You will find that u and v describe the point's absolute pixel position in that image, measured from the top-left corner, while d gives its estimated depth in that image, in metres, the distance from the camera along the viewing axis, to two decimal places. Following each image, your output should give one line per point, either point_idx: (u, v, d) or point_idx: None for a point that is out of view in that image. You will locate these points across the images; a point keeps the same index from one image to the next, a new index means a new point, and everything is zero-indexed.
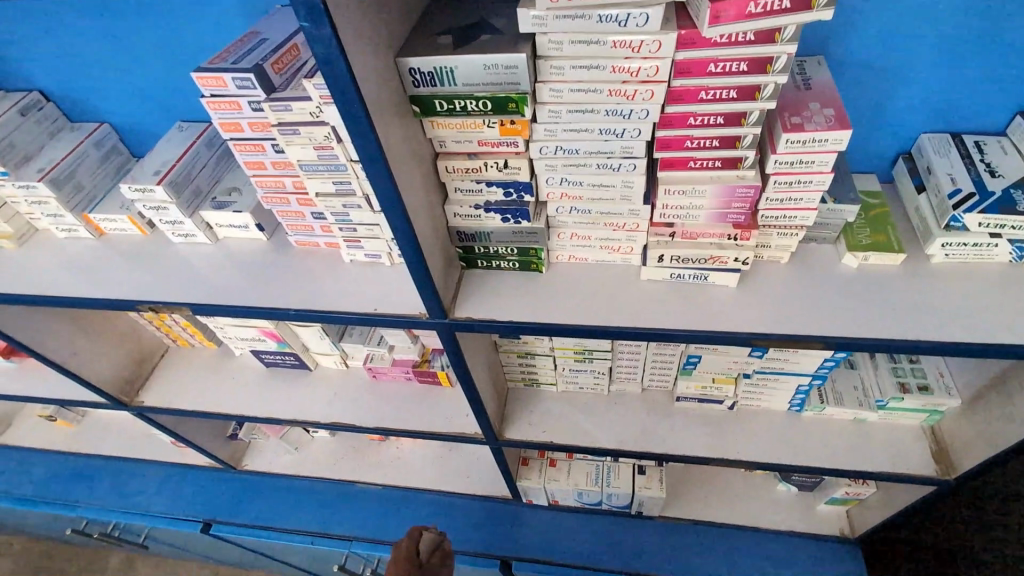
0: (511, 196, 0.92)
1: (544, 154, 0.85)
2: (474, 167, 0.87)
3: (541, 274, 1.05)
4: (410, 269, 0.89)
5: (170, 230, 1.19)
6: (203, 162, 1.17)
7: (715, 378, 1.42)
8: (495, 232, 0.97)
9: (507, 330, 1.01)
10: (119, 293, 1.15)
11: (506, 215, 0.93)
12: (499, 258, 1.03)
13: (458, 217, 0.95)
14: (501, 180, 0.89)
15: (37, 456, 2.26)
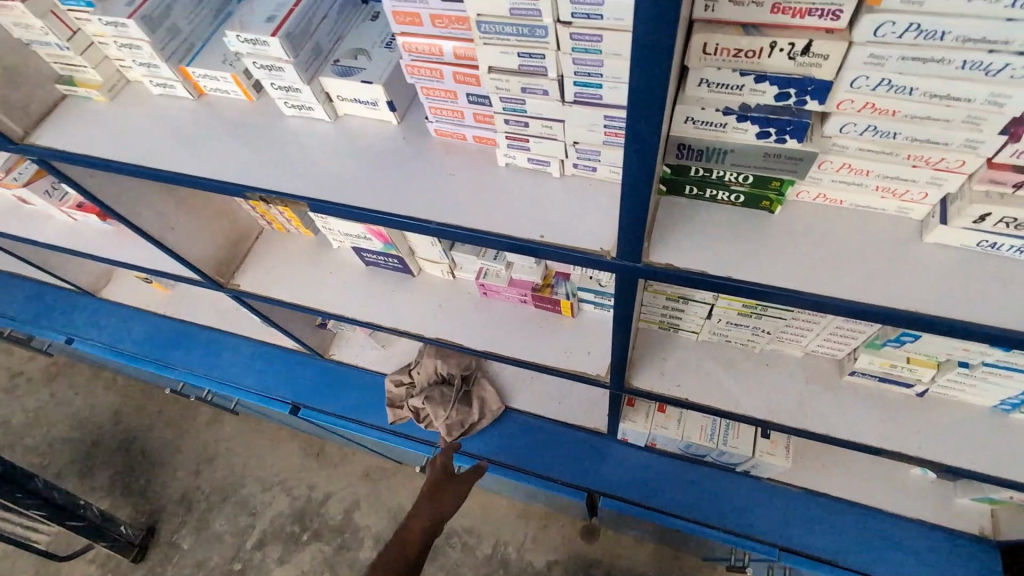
0: (787, 99, 0.66)
1: (879, 36, 0.57)
2: (751, 50, 0.61)
3: (772, 216, 0.78)
4: (623, 193, 0.64)
5: (283, 98, 0.95)
6: (326, 9, 0.90)
7: (911, 359, 1.15)
8: (734, 150, 0.72)
9: (717, 288, 0.76)
10: (221, 171, 0.95)
11: (768, 127, 0.68)
12: (720, 186, 0.77)
13: (693, 125, 0.71)
14: (787, 73, 0.63)
15: (135, 313, 2.29)
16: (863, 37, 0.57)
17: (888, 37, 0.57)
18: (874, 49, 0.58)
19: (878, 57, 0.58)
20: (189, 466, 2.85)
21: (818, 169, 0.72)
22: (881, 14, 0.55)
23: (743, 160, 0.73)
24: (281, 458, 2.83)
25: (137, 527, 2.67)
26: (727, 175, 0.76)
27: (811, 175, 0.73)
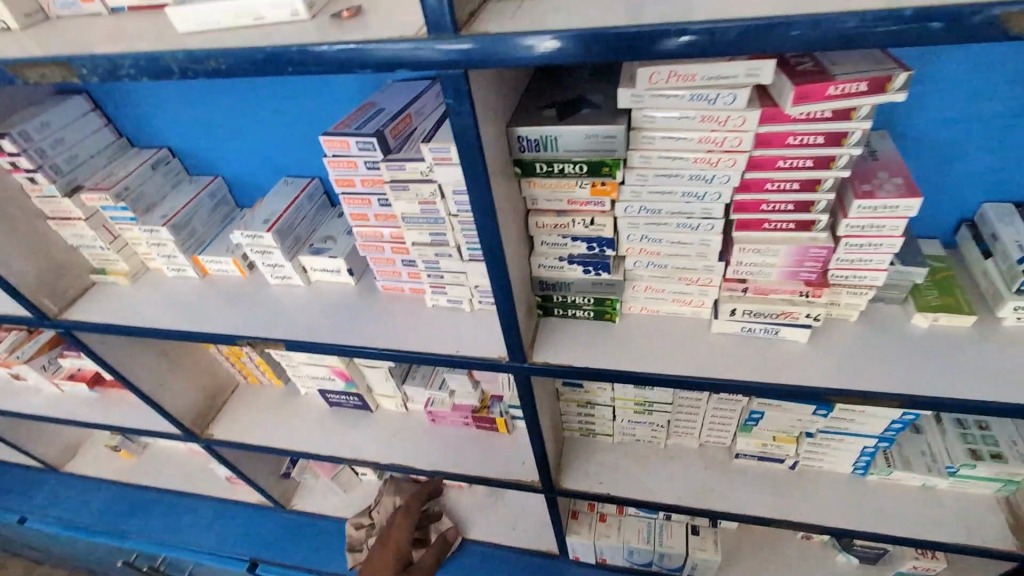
0: (593, 250, 1.00)
1: (628, 212, 0.93)
2: (562, 222, 0.96)
3: (614, 324, 1.12)
4: (500, 314, 0.97)
5: (270, 273, 1.30)
6: (304, 212, 1.30)
7: (777, 437, 1.43)
8: (575, 282, 1.06)
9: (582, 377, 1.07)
10: (220, 328, 1.26)
11: (588, 266, 1.02)
12: (575, 307, 1.11)
13: (542, 267, 1.04)
14: (587, 234, 0.97)
15: (98, 484, 2.34)
16: (620, 212, 0.93)
17: (633, 212, 0.93)
18: (629, 219, 0.94)
19: (632, 223, 0.95)
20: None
21: (631, 291, 1.08)
22: (621, 200, 0.92)
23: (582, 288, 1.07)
24: None
25: None
26: (577, 299, 1.09)
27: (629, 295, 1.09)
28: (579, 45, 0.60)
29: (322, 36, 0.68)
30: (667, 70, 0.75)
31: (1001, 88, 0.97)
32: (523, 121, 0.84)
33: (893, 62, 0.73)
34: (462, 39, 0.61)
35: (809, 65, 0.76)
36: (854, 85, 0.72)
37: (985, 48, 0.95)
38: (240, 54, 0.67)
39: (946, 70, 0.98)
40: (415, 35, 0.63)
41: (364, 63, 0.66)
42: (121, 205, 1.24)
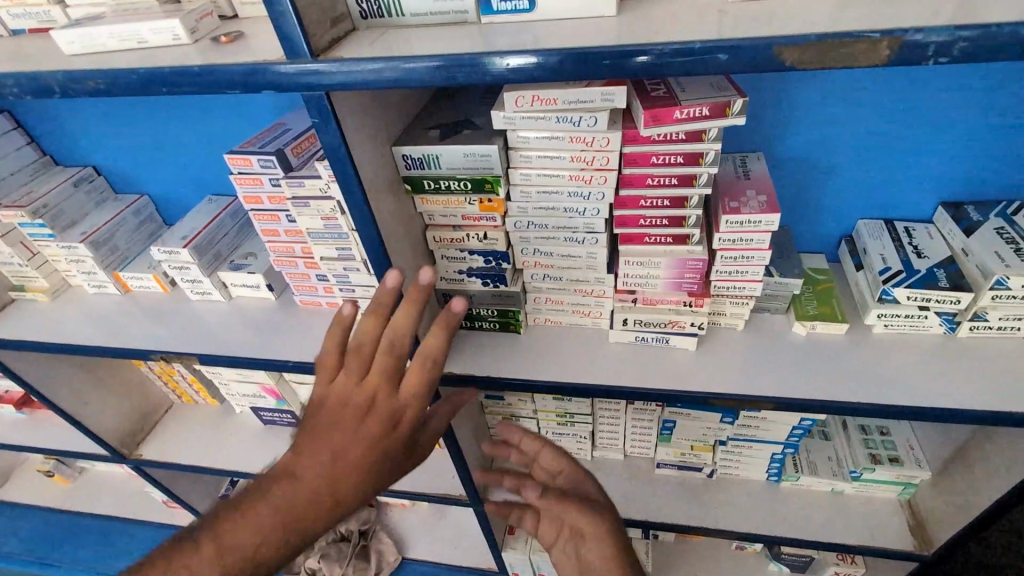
0: (490, 264, 1.05)
1: (518, 226, 0.99)
2: (457, 237, 1.01)
3: (520, 335, 1.16)
4: None
5: (190, 288, 1.32)
6: (226, 229, 1.33)
7: (694, 446, 1.47)
8: (476, 295, 1.10)
9: (484, 386, 1.11)
10: (135, 343, 1.26)
11: (486, 279, 1.06)
12: (481, 319, 1.15)
13: (444, 280, 1.09)
14: (482, 249, 1.02)
15: (28, 512, 2.26)
16: (511, 227, 0.99)
17: (523, 227, 0.99)
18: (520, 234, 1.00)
19: (524, 238, 1.00)
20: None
21: (533, 303, 1.13)
22: (511, 215, 0.97)
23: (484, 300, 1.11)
24: None
25: None
26: (482, 312, 1.14)
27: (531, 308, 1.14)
28: (425, 70, 0.67)
29: (199, 58, 0.73)
30: (531, 94, 0.81)
31: (858, 115, 1.07)
32: (406, 142, 0.90)
33: (733, 89, 0.81)
34: (317, 62, 0.68)
35: (661, 91, 0.83)
36: (696, 110, 0.80)
37: (842, 77, 1.03)
38: (122, 75, 0.72)
39: (810, 97, 1.06)
40: (277, 58, 0.70)
41: (236, 83, 0.71)
42: (38, 222, 1.25)
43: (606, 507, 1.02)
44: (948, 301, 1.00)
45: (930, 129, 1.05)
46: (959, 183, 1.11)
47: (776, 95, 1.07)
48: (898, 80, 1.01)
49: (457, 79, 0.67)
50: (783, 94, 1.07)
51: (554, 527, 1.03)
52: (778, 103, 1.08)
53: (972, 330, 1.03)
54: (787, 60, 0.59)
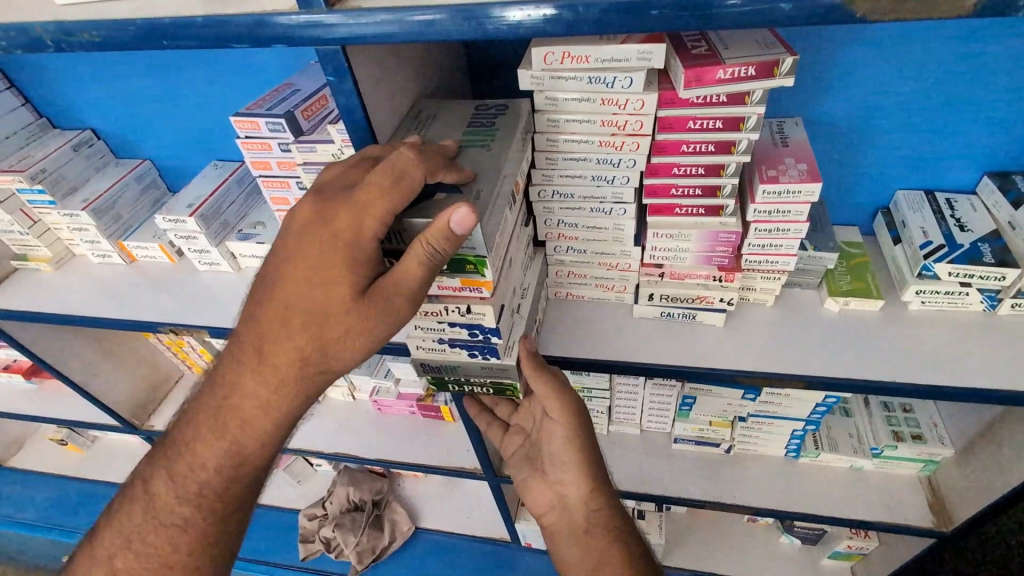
0: (477, 337, 0.88)
1: (506, 279, 0.87)
2: (433, 308, 0.84)
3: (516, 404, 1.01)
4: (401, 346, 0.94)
5: (198, 258, 1.28)
6: (233, 197, 1.28)
7: (712, 422, 1.45)
8: (461, 367, 0.96)
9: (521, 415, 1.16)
10: (144, 315, 1.23)
11: (473, 350, 0.91)
12: (473, 386, 1.00)
13: (420, 349, 0.94)
14: (465, 321, 0.85)
15: (44, 479, 2.29)
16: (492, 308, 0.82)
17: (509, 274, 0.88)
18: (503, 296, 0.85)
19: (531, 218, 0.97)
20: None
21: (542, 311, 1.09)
22: (503, 268, 0.85)
23: (469, 372, 0.96)
24: None
25: None
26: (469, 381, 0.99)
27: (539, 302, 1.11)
28: (452, 21, 0.61)
29: (202, 8, 0.67)
30: (561, 50, 0.75)
31: (901, 78, 1.00)
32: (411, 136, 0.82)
33: (782, 47, 0.74)
34: (332, 11, 0.62)
35: (702, 49, 0.77)
36: (741, 70, 0.74)
37: (878, 38, 0.97)
38: (119, 26, 0.67)
39: (852, 58, 0.99)
40: (287, 8, 0.64)
41: (242, 36, 0.65)
42: (37, 188, 1.20)
43: (583, 431, 1.06)
44: (993, 277, 0.95)
45: (977, 91, 0.99)
46: (1007, 151, 1.05)
47: (818, 54, 1.00)
48: (949, 38, 0.94)
49: (486, 32, 0.61)
50: (826, 52, 1.00)
51: (524, 459, 1.19)
52: (820, 63, 1.01)
53: (1014, 307, 0.99)
54: (857, 12, 0.53)
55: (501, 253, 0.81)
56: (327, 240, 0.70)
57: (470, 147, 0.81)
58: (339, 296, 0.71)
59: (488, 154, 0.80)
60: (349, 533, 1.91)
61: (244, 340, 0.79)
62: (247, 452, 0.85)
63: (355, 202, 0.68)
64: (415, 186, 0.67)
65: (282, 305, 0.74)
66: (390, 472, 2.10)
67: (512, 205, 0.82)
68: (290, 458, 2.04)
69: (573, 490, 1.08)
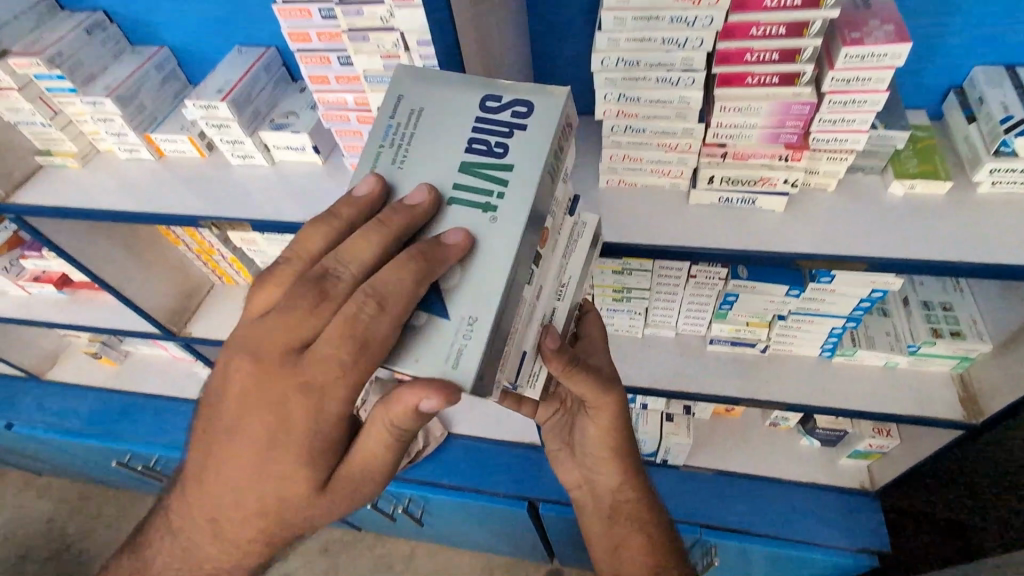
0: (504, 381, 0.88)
1: (529, 329, 0.85)
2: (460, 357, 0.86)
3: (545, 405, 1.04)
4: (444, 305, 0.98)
5: (230, 151, 1.23)
6: (262, 84, 1.22)
7: (750, 322, 1.46)
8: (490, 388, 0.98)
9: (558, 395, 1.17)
10: (182, 210, 1.20)
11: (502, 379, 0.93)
12: None
13: None
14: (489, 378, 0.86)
15: (84, 391, 2.36)
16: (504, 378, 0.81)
17: (535, 324, 0.86)
18: (525, 348, 0.84)
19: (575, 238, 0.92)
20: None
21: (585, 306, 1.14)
22: (524, 321, 0.82)
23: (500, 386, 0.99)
24: None
25: None
26: None
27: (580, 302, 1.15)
28: None
29: None
30: None
31: None
32: (385, 179, 0.77)
33: None
34: None
35: None
36: None
37: None
38: None
39: None
40: None
41: None
42: (56, 73, 1.14)
43: (620, 428, 1.17)
44: None
45: None
46: None
47: None
48: None
49: None
50: None
51: (558, 428, 1.29)
52: None
53: None
54: None
55: (511, 330, 0.80)
56: (295, 395, 0.74)
57: (474, 210, 0.75)
58: (301, 441, 0.78)
59: (494, 228, 0.74)
60: None
61: (210, 482, 0.84)
62: (240, 562, 0.93)
63: (316, 362, 0.72)
64: (385, 328, 0.69)
65: (243, 456, 0.80)
66: None
67: (524, 274, 0.78)
68: None
69: (607, 478, 1.25)
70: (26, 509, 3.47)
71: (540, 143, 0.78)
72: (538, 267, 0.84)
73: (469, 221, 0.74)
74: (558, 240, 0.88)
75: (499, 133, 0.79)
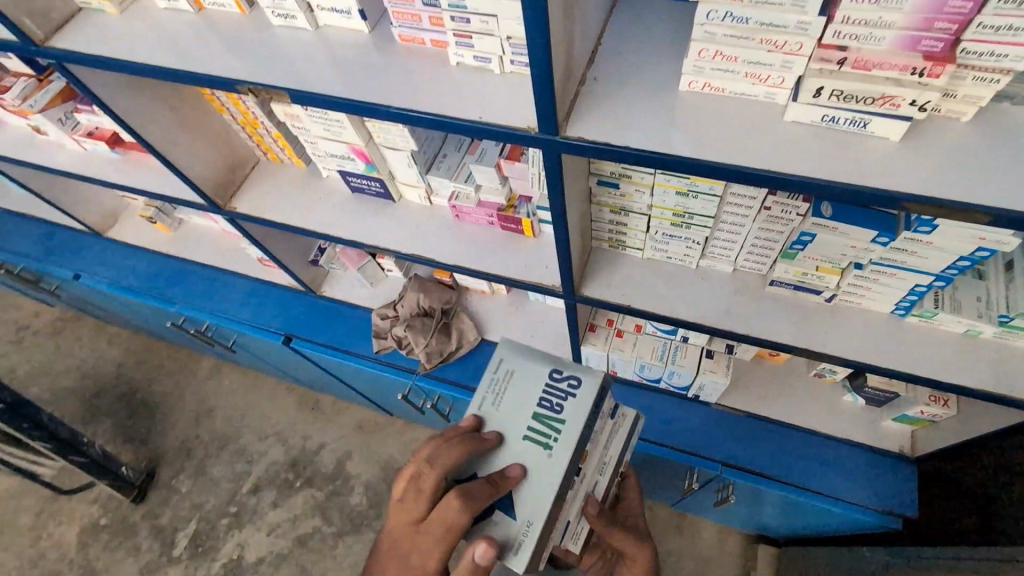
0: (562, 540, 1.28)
1: (577, 498, 1.23)
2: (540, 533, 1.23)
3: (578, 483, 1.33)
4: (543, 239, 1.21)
5: (271, 8, 1.12)
6: None
7: (819, 267, 1.32)
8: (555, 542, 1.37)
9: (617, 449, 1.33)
10: (219, 72, 1.12)
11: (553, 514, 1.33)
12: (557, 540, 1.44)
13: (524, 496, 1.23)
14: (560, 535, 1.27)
15: (141, 252, 2.47)
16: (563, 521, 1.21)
17: (579, 499, 1.24)
18: (571, 518, 1.22)
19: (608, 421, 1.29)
20: (191, 415, 3.60)
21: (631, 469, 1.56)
22: (571, 499, 1.21)
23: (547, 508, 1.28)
24: None
25: (141, 472, 3.38)
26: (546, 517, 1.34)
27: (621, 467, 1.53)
28: None
29: None
30: None
31: None
32: (478, 418, 1.22)
33: None
34: None
35: None
36: None
37: None
38: None
39: None
40: None
41: None
42: None
43: None
44: None
45: None
46: None
47: None
48: None
49: None
50: None
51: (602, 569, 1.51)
52: None
53: None
54: None
55: (557, 521, 1.18)
56: (411, 548, 1.16)
57: (534, 442, 1.16)
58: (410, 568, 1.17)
59: (551, 462, 1.14)
60: (422, 336, 2.05)
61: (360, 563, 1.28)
62: None
63: (427, 528, 1.13)
64: (466, 513, 1.09)
65: None
66: (459, 285, 2.15)
67: (570, 487, 1.18)
68: (366, 259, 2.10)
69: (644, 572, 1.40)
70: (100, 352, 3.86)
71: (584, 403, 1.16)
72: (585, 471, 1.25)
73: (537, 456, 1.15)
74: (598, 443, 1.27)
75: (559, 396, 1.18)
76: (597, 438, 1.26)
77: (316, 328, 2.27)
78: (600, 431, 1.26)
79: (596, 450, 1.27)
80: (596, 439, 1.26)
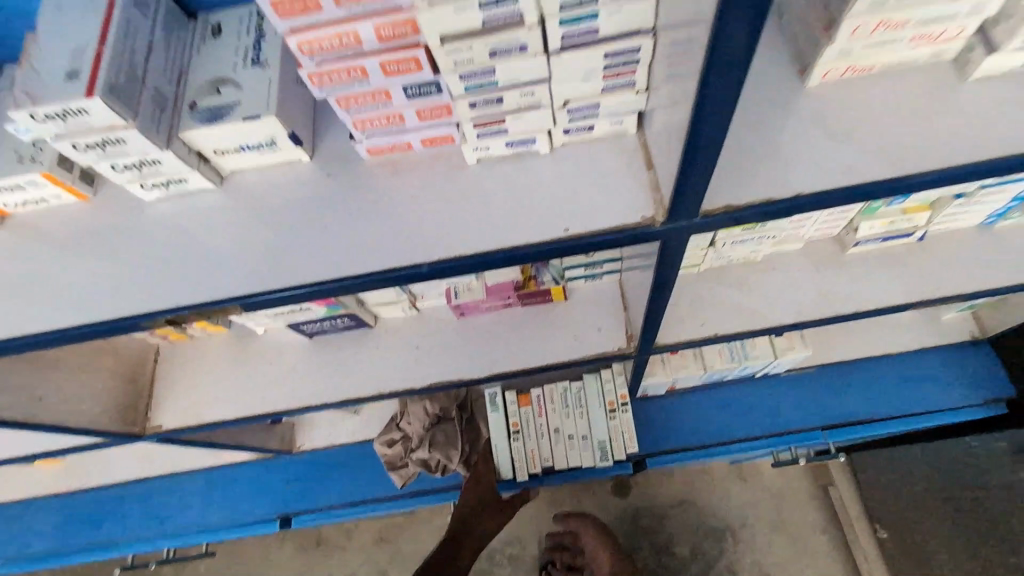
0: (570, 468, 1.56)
1: (572, 448, 1.55)
2: (531, 459, 1.56)
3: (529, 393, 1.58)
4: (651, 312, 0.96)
5: (137, 180, 0.67)
6: (145, 40, 0.63)
7: (906, 209, 1.12)
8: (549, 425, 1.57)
9: (574, 405, 1.56)
10: (93, 312, 0.66)
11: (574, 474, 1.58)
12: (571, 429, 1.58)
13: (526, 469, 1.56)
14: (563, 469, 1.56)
15: (32, 506, 1.84)
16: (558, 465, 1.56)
17: (576, 444, 1.55)
18: (568, 454, 1.55)
19: (554, 389, 1.57)
20: None
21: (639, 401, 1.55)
22: (534, 442, 1.57)
23: (536, 454, 1.56)
24: (281, 566, 2.49)
25: None
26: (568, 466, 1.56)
27: (619, 396, 1.55)
28: None
29: None
30: None
31: None
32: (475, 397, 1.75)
33: None
34: None
35: None
36: None
37: None
38: None
39: None
40: None
41: None
42: None
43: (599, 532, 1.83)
44: None
45: None
46: None
47: None
48: None
49: None
50: None
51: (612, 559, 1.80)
52: None
53: None
54: None
55: (530, 461, 1.56)
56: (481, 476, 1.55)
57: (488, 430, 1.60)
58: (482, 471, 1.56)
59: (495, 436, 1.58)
60: (450, 447, 1.65)
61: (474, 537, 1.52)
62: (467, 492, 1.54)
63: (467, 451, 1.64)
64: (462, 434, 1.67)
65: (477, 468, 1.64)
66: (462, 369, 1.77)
67: (522, 438, 1.57)
68: None
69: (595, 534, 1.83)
70: None
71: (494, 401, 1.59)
72: (548, 431, 1.57)
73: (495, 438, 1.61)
74: (553, 412, 1.57)
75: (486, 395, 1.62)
76: (535, 416, 1.57)
77: (313, 488, 1.78)
78: (546, 402, 1.57)
79: (545, 420, 1.57)
80: (542, 409, 1.57)
